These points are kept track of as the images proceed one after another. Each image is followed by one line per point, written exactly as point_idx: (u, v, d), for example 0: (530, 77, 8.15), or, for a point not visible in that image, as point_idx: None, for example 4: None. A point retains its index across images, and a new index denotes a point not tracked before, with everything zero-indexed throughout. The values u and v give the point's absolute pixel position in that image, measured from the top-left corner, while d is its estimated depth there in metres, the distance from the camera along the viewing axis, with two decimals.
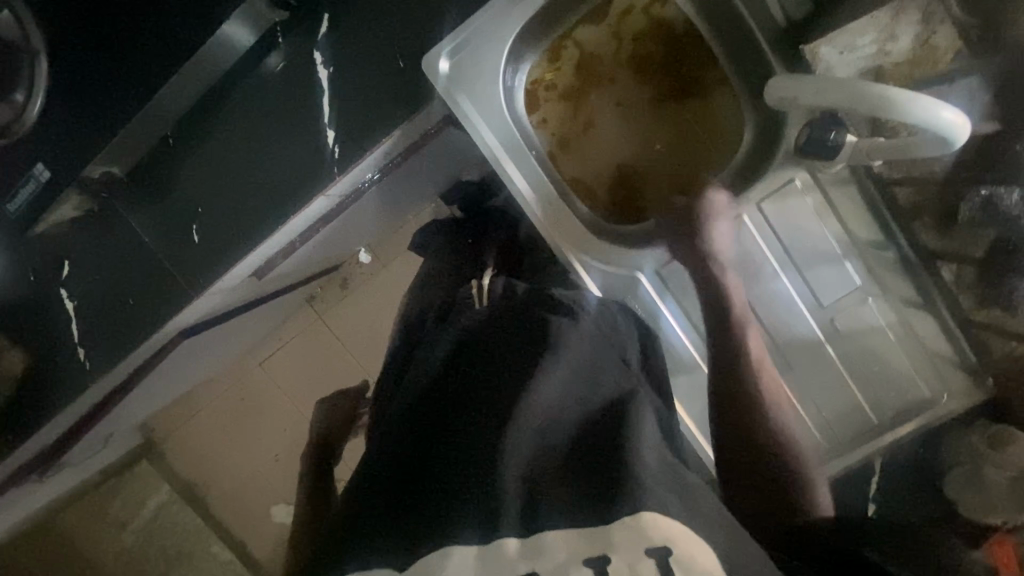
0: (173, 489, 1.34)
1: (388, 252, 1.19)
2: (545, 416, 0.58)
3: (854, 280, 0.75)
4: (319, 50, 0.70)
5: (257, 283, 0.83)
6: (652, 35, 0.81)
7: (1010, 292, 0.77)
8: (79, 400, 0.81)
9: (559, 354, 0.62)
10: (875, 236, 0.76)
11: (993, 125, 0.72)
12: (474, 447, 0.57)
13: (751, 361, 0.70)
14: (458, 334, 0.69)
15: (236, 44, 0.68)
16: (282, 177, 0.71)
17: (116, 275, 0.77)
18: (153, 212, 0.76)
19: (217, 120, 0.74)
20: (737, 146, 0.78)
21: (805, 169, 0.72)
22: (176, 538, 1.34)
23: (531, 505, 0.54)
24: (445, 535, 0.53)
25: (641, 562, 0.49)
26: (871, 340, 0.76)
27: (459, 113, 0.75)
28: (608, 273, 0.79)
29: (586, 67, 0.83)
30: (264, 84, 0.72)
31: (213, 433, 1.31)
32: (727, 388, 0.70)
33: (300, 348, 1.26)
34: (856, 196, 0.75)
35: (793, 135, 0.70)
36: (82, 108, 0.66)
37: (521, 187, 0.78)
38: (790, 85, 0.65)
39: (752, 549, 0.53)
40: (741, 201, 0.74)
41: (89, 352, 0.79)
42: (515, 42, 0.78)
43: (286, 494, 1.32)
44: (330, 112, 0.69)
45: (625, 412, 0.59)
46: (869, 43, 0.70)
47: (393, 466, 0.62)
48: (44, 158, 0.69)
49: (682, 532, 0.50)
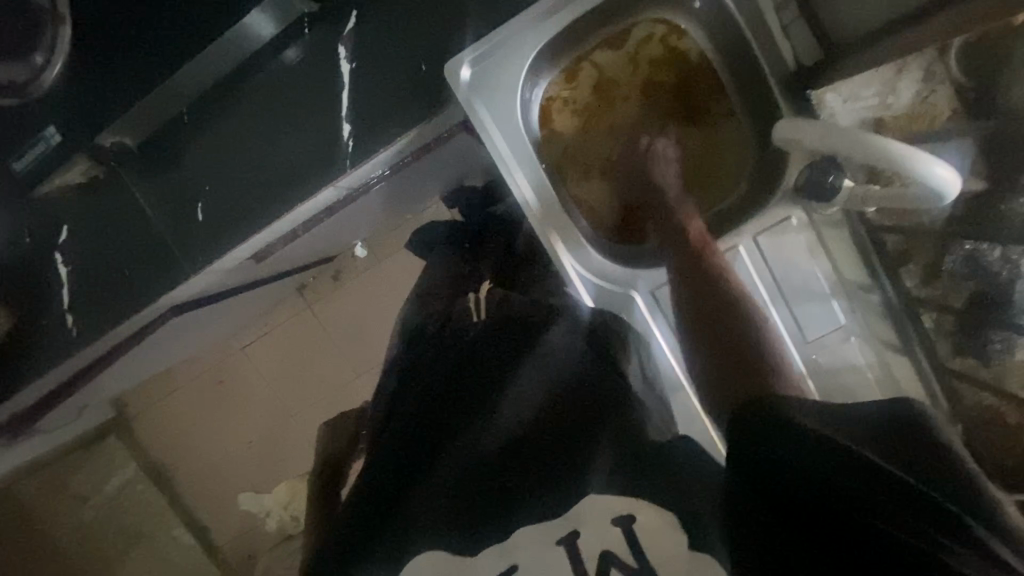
0: (141, 467, 1.30)
1: (384, 249, 1.20)
2: (524, 423, 0.65)
3: (839, 319, 0.79)
4: (343, 44, 0.71)
5: (254, 266, 0.83)
6: (666, 64, 0.85)
7: (986, 344, 0.71)
8: (60, 366, 0.80)
9: (540, 365, 0.68)
10: (862, 278, 0.79)
11: (980, 183, 0.66)
12: (459, 441, 0.65)
13: (739, 334, 0.69)
14: (459, 342, 0.78)
15: (260, 36, 0.69)
16: (296, 164, 0.72)
17: (115, 245, 0.77)
18: (161, 185, 0.76)
19: (234, 102, 0.74)
20: (739, 178, 0.85)
21: (800, 208, 0.78)
22: (135, 518, 1.29)
23: (504, 493, 0.60)
24: (430, 534, 0.59)
25: (609, 533, 0.56)
26: (849, 378, 0.79)
27: (476, 122, 0.77)
28: (604, 288, 0.81)
29: (603, 88, 0.86)
30: (284, 72, 0.73)
31: (190, 413, 1.30)
32: (725, 342, 0.69)
33: (286, 335, 1.25)
34: (846, 240, 0.79)
35: (794, 174, 0.77)
36: (103, 77, 0.67)
37: (528, 199, 0.80)
38: (793, 128, 0.72)
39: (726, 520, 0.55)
40: (736, 233, 0.80)
41: (77, 319, 0.78)
42: (535, 59, 0.81)
43: (256, 482, 1.31)
44: (348, 106, 0.71)
45: (599, 420, 0.63)
46: (871, 95, 0.72)
47: (382, 463, 0.67)
48: (52, 120, 0.68)
49: (643, 504, 0.57)
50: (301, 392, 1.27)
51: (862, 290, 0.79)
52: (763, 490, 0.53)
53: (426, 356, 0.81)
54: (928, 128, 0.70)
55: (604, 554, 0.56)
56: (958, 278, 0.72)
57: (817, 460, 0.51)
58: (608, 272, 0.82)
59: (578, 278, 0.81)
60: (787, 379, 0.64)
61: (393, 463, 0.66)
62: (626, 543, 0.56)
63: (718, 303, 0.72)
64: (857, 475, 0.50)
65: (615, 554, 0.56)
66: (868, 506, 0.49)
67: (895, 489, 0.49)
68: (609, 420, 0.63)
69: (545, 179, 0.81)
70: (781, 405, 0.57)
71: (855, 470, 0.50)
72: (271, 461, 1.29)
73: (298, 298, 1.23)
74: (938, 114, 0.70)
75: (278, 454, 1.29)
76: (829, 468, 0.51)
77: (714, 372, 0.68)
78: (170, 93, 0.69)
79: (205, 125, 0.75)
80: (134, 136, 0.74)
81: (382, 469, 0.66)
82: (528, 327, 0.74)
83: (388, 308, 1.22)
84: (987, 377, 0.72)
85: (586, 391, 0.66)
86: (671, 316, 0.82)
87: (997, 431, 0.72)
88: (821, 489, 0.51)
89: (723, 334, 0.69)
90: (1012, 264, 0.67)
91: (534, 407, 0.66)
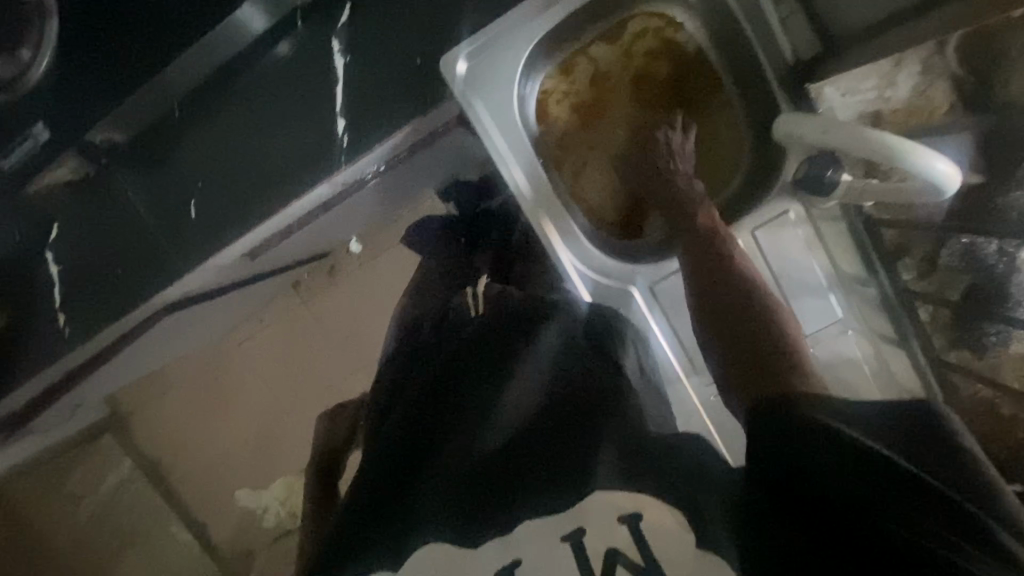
0: (137, 466, 1.29)
1: (380, 244, 1.19)
2: (521, 417, 0.65)
3: (837, 312, 0.82)
4: (336, 37, 0.70)
5: (249, 262, 0.82)
6: (660, 55, 0.85)
7: (983, 336, 0.69)
8: (52, 366, 0.78)
9: (535, 360, 0.69)
10: (858, 272, 0.80)
11: (977, 176, 0.64)
12: (457, 436, 0.66)
13: (753, 325, 0.68)
14: (456, 338, 0.78)
15: (252, 29, 0.66)
16: (291, 158, 0.71)
17: (107, 243, 0.76)
18: (153, 182, 0.75)
19: (225, 98, 0.73)
20: (735, 171, 0.85)
21: (798, 202, 0.79)
22: (134, 517, 1.29)
23: (501, 487, 0.60)
24: (431, 530, 0.59)
25: (615, 531, 0.52)
26: (847, 370, 0.82)
27: (472, 115, 0.77)
28: (601, 283, 0.81)
29: (599, 81, 0.86)
30: (276, 67, 0.72)
31: (185, 411, 1.29)
32: (735, 332, 0.69)
33: (280, 332, 1.24)
34: (844, 234, 0.79)
35: (792, 168, 0.78)
36: (94, 74, 0.66)
37: (524, 193, 0.80)
38: (796, 122, 0.72)
39: (754, 517, 0.54)
40: (736, 227, 0.81)
41: (70, 318, 0.76)
42: (531, 54, 0.81)
43: (254, 479, 1.30)
44: (342, 100, 0.70)
45: (597, 412, 0.63)
46: (870, 88, 0.70)
47: (381, 461, 0.69)
48: (40, 117, 0.67)
49: (651, 500, 0.54)
50: (297, 388, 1.26)
51: (857, 284, 0.80)
52: (794, 490, 0.54)
53: (425, 354, 0.81)
54: (926, 120, 0.68)
55: (611, 552, 0.52)
56: (954, 272, 0.70)
57: (850, 464, 0.53)
58: (606, 268, 0.82)
59: (576, 272, 0.81)
60: (801, 370, 0.63)
61: (394, 462, 0.68)
62: (633, 542, 0.51)
63: (723, 293, 0.72)
64: (886, 478, 0.52)
65: (622, 553, 0.51)
66: (894, 507, 0.51)
67: (909, 492, 0.52)
68: (607, 415, 0.63)
69: (541, 173, 0.81)
70: (804, 408, 0.58)
71: (870, 467, 0.53)
72: (268, 457, 1.29)
73: (293, 294, 1.23)
74: (936, 108, 0.67)
75: (276, 451, 1.28)
76: (859, 472, 0.53)
77: (727, 362, 0.67)
78: (162, 90, 0.68)
79: (199, 119, 0.74)
80: (125, 133, 0.72)
81: (384, 465, 0.68)
82: (526, 323, 0.75)
83: (384, 303, 1.21)
84: (982, 369, 0.70)
85: (585, 386, 0.67)
86: (670, 311, 0.81)
87: (995, 424, 0.69)
88: (852, 491, 0.52)
89: (723, 325, 0.70)
90: (1007, 257, 0.64)
91: (532, 405, 0.66)
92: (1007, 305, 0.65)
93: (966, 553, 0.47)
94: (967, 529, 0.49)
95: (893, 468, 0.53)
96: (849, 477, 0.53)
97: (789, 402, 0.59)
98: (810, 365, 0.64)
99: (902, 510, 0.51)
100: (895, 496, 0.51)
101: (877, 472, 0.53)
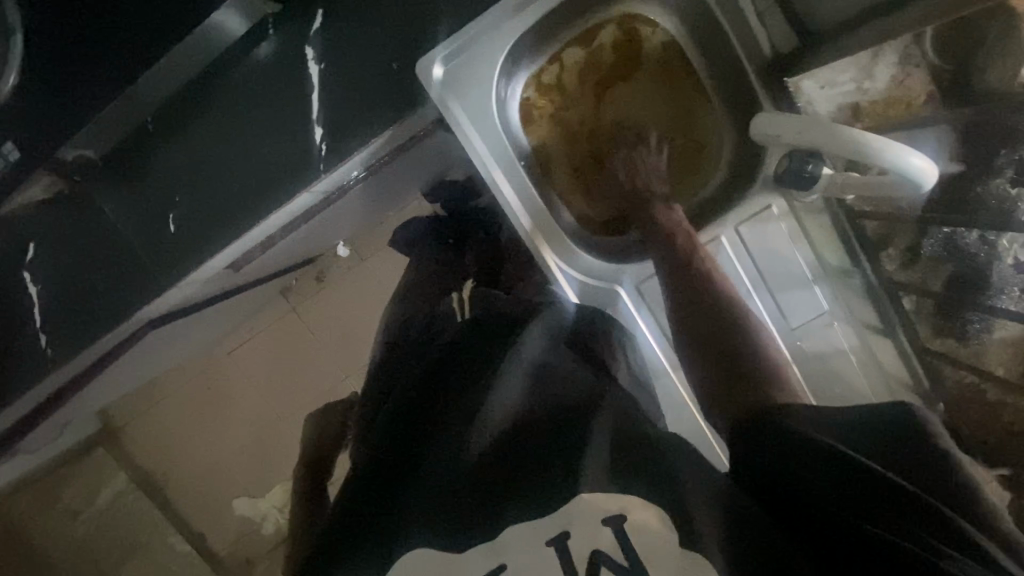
0: (131, 479, 1.27)
1: (368, 248, 1.18)
2: (508, 420, 0.64)
3: (822, 305, 0.83)
4: (310, 44, 0.68)
5: (233, 274, 0.81)
6: (628, 52, 0.86)
7: (967, 325, 0.70)
8: (34, 389, 0.75)
9: (517, 361, 0.68)
10: (842, 263, 0.81)
11: (957, 165, 0.65)
12: (443, 444, 0.64)
13: (738, 322, 0.69)
14: (444, 344, 0.78)
15: (229, 33, 0.65)
16: (266, 167, 0.69)
17: (83, 259, 0.73)
18: (129, 195, 0.72)
19: (198, 109, 0.71)
20: (718, 164, 0.85)
21: (781, 196, 0.79)
22: (131, 529, 1.27)
23: (492, 497, 0.59)
24: (417, 539, 0.58)
25: (599, 533, 0.53)
26: (835, 362, 0.83)
27: (450, 119, 0.77)
28: (587, 285, 0.82)
29: (575, 88, 0.86)
30: (251, 75, 0.70)
31: (176, 423, 1.27)
32: (711, 329, 0.70)
33: (269, 340, 1.23)
34: (827, 224, 0.81)
35: (773, 163, 0.78)
36: (55, 93, 0.62)
37: (509, 199, 0.80)
38: (773, 122, 0.71)
39: (751, 523, 0.55)
40: (718, 225, 0.81)
41: (50, 337, 0.73)
42: (508, 57, 0.81)
43: (251, 487, 1.28)
44: (319, 108, 0.69)
45: (585, 417, 0.63)
46: (848, 80, 0.72)
47: (371, 467, 0.68)
48: (8, 136, 0.62)
49: (635, 502, 0.55)
50: (291, 396, 1.25)
51: (842, 274, 0.82)
52: (771, 491, 0.58)
53: (413, 360, 0.80)
54: (906, 111, 0.70)
55: (596, 553, 0.53)
56: (937, 260, 0.71)
57: (817, 467, 0.55)
58: (595, 269, 0.82)
59: (564, 276, 0.81)
60: (780, 383, 0.64)
61: (383, 468, 0.68)
62: (618, 544, 0.53)
63: (706, 296, 0.72)
64: (854, 484, 0.54)
65: (606, 553, 0.53)
66: (866, 510, 0.53)
67: (885, 499, 0.53)
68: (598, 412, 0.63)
69: (524, 177, 0.81)
70: (786, 418, 0.59)
71: (852, 478, 0.54)
72: (265, 465, 1.28)
73: (283, 302, 1.21)
74: (914, 98, 0.69)
75: (271, 458, 1.27)
76: (839, 479, 0.54)
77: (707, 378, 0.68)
78: (131, 103, 0.66)
79: (178, 129, 0.71)
80: (98, 148, 0.70)
81: (373, 474, 0.67)
82: (510, 326, 0.74)
83: (374, 308, 1.21)
84: (966, 357, 0.71)
85: (571, 389, 0.67)
86: (655, 307, 0.82)
87: None
88: (826, 495, 0.54)
89: (710, 330, 0.70)
90: (989, 245, 0.65)
91: (518, 404, 0.66)
92: (987, 294, 0.66)
93: (940, 552, 0.49)
94: (937, 529, 0.50)
95: (870, 475, 0.54)
96: (832, 481, 0.55)
97: (773, 412, 0.60)
98: (797, 387, 0.65)
99: (881, 513, 0.52)
100: (862, 500, 0.53)
101: (858, 478, 0.54)
